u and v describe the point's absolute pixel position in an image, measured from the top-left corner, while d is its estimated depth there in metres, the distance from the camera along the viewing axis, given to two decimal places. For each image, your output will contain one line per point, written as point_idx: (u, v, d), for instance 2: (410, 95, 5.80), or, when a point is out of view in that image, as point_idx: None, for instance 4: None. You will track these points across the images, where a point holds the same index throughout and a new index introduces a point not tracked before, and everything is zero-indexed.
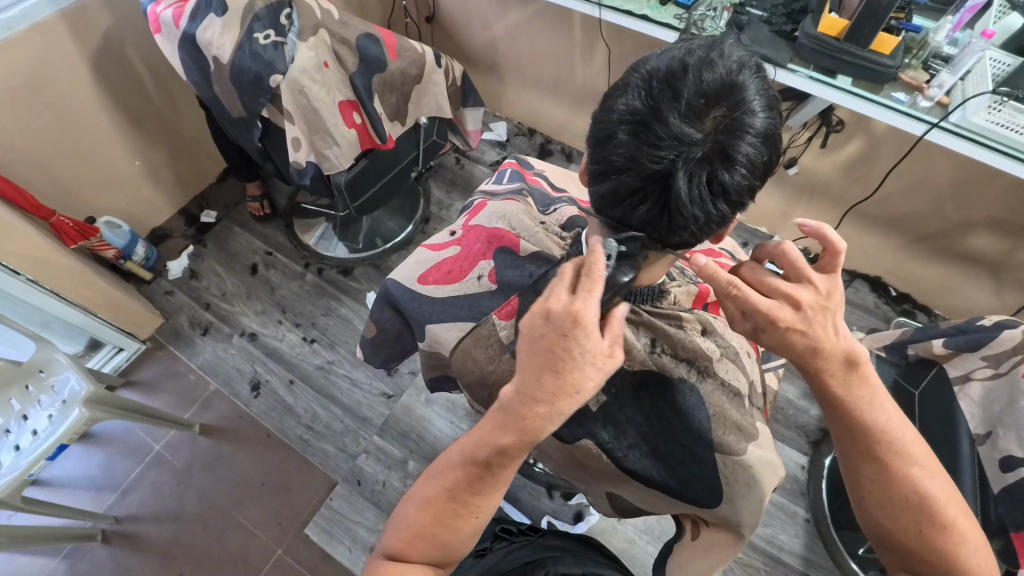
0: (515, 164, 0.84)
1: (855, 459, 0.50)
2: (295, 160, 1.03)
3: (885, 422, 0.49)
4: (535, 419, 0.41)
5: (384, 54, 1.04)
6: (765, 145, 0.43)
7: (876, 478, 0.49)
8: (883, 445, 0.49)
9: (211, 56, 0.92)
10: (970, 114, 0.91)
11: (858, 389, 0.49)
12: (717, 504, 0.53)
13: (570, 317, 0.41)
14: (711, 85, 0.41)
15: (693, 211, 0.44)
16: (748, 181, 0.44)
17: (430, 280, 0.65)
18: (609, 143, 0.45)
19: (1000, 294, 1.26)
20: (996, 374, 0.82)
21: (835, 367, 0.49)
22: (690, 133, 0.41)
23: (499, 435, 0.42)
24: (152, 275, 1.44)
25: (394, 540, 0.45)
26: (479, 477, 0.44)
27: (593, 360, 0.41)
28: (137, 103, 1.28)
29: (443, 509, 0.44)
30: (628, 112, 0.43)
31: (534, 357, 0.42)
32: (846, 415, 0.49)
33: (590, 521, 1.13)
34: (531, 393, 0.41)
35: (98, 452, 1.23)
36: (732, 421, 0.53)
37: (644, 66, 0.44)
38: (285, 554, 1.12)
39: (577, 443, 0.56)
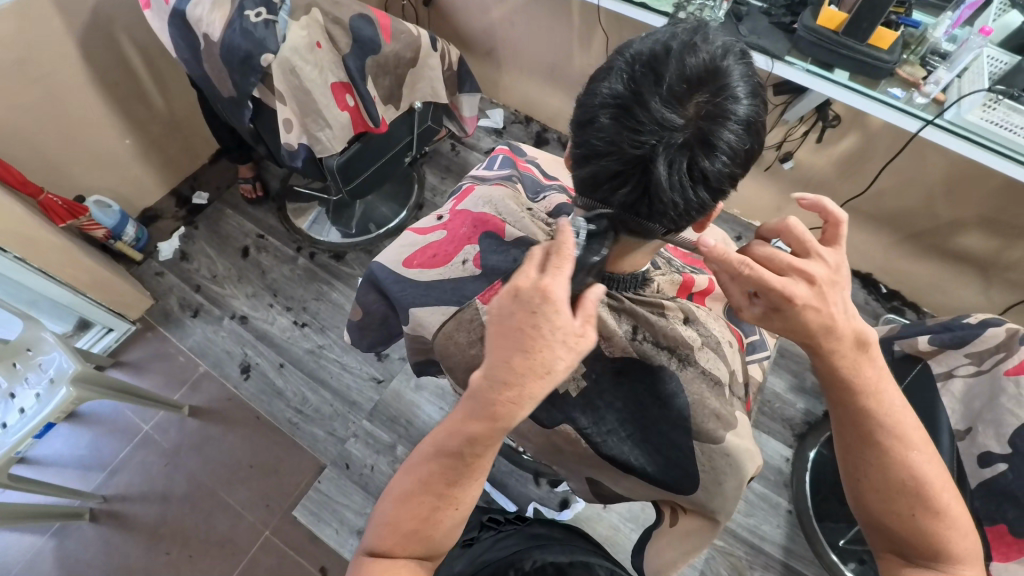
0: (506, 150, 0.83)
1: (853, 442, 0.50)
2: (287, 141, 1.02)
3: (889, 405, 0.49)
4: (506, 403, 0.41)
5: (379, 36, 1.02)
6: (747, 132, 0.43)
7: (874, 461, 0.48)
8: (884, 426, 0.48)
9: (201, 33, 0.91)
10: (965, 111, 0.91)
11: (869, 370, 0.49)
12: (694, 492, 0.53)
13: (538, 293, 0.42)
14: (695, 69, 0.41)
15: (673, 197, 0.44)
16: (730, 168, 0.44)
17: (415, 263, 0.65)
18: (592, 126, 0.45)
19: (988, 293, 1.27)
20: (978, 371, 0.83)
21: (842, 345, 0.48)
22: (671, 119, 0.41)
23: (470, 424, 0.42)
24: (142, 256, 1.43)
25: (378, 538, 0.45)
26: (454, 469, 0.44)
27: (564, 338, 0.41)
28: (127, 79, 1.26)
29: (422, 502, 0.45)
30: (611, 96, 0.43)
31: (504, 336, 0.42)
32: (851, 393, 0.49)
33: (576, 508, 1.14)
34: (500, 377, 0.41)
35: (87, 432, 1.23)
36: (710, 409, 0.53)
37: (629, 49, 0.44)
38: (272, 535, 1.13)
39: (559, 429, 0.56)
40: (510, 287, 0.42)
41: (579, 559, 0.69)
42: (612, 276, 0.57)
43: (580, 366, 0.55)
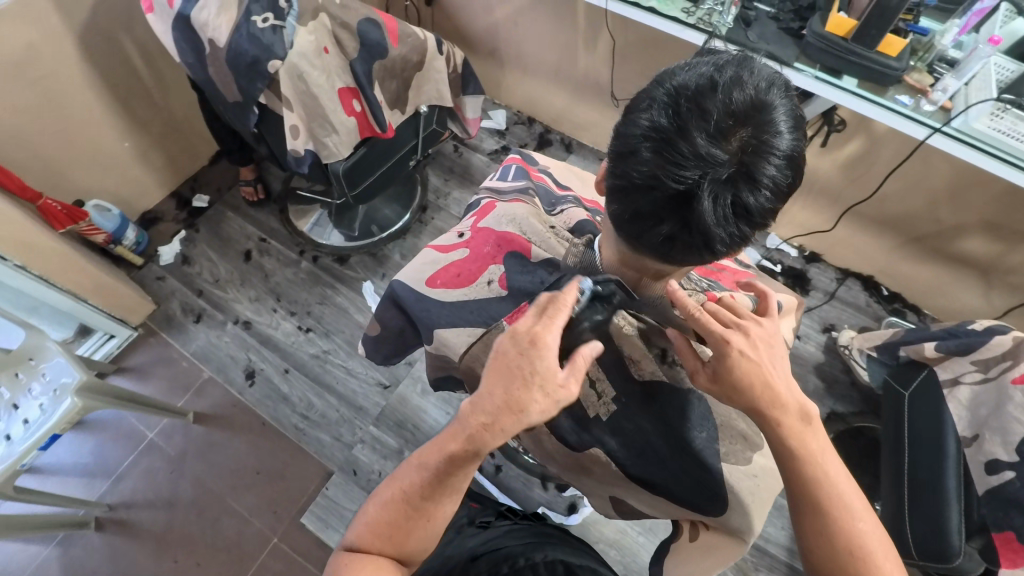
0: (519, 160, 0.83)
1: (800, 508, 0.46)
2: (294, 148, 1.01)
3: (830, 469, 0.46)
4: (479, 429, 0.41)
5: (385, 40, 1.01)
6: (789, 167, 0.43)
7: (822, 529, 0.45)
8: (828, 492, 0.45)
9: (206, 38, 0.90)
10: (973, 120, 0.92)
11: (812, 441, 0.47)
12: (722, 513, 0.53)
13: (530, 337, 0.43)
14: (740, 105, 0.41)
15: (716, 231, 0.44)
16: (771, 202, 0.44)
17: (438, 283, 0.64)
18: (631, 158, 0.44)
19: (988, 296, 1.28)
20: (984, 378, 0.84)
21: (786, 416, 0.46)
22: (716, 154, 0.41)
23: (448, 443, 0.43)
24: (143, 260, 1.41)
25: (357, 534, 0.47)
26: (430, 483, 0.45)
27: (544, 383, 0.42)
28: (126, 80, 1.24)
29: (399, 509, 0.45)
30: (652, 128, 0.42)
31: (493, 372, 0.43)
32: (794, 458, 0.46)
33: (583, 513, 1.14)
34: (478, 404, 0.42)
35: (90, 439, 1.22)
36: (738, 431, 0.55)
37: (670, 81, 0.43)
38: (280, 542, 1.13)
39: (587, 450, 0.57)
40: (509, 326, 0.44)
41: (586, 564, 0.70)
42: (641, 300, 0.58)
43: (610, 390, 0.57)
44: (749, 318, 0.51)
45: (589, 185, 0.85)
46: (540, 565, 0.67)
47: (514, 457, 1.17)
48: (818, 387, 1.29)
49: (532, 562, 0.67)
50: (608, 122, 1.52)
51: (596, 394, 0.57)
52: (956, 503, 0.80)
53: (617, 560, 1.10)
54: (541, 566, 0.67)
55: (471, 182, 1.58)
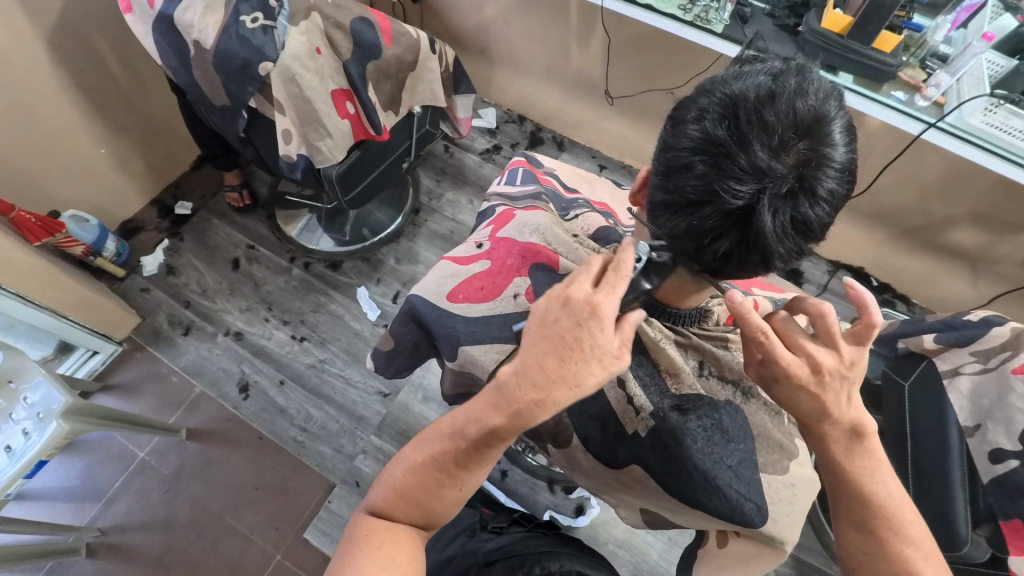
0: (525, 163, 0.81)
1: (845, 524, 0.50)
2: (286, 153, 0.97)
3: (884, 495, 0.49)
4: (530, 405, 0.40)
5: (380, 40, 0.98)
6: (844, 177, 0.43)
7: (868, 550, 0.49)
8: (879, 516, 0.48)
9: (191, 40, 0.85)
10: (967, 115, 0.93)
11: (862, 459, 0.49)
12: (763, 523, 0.53)
13: (588, 306, 0.41)
14: (799, 116, 0.41)
15: (774, 245, 0.43)
16: (828, 213, 0.44)
17: (461, 297, 0.63)
18: (683, 171, 0.44)
19: (976, 285, 1.32)
20: (985, 369, 0.83)
21: (837, 437, 0.48)
22: (776, 167, 0.40)
23: (490, 415, 0.42)
24: (125, 271, 1.36)
25: (381, 498, 0.46)
26: (465, 453, 0.44)
27: (601, 357, 0.41)
28: (102, 83, 1.18)
29: (428, 477, 0.45)
30: (708, 140, 0.42)
31: (544, 339, 0.41)
32: (847, 483, 0.49)
33: (592, 514, 1.14)
34: (529, 375, 0.41)
35: (78, 461, 1.17)
36: (775, 441, 0.56)
37: (724, 90, 0.42)
38: (284, 559, 1.10)
39: (627, 467, 0.57)
40: (562, 292, 0.42)
41: None
42: (678, 312, 0.59)
43: (647, 405, 0.56)
44: (831, 343, 0.49)
45: (597, 187, 0.84)
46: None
47: (520, 462, 1.16)
48: None
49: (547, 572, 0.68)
50: (601, 119, 1.51)
51: (633, 411, 0.56)
52: (960, 491, 0.81)
53: (627, 561, 1.10)
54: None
55: (464, 183, 1.56)
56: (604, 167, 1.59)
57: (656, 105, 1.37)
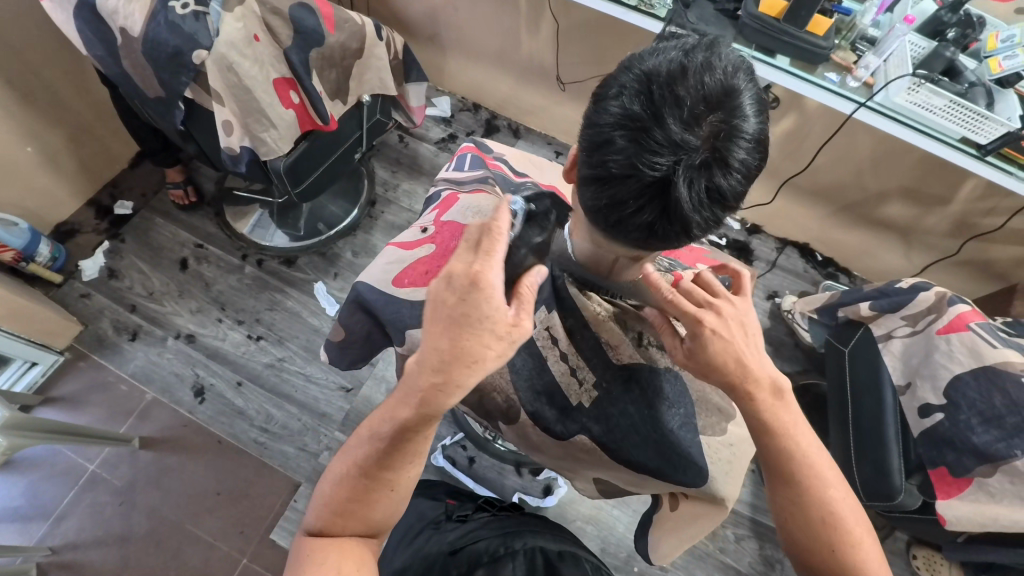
0: (473, 148, 0.82)
1: (775, 480, 0.52)
2: (228, 146, 0.94)
3: (805, 445, 0.52)
4: (431, 390, 0.41)
5: (322, 26, 0.94)
6: (756, 148, 0.45)
7: (793, 497, 0.51)
8: (800, 463, 0.51)
9: (117, 27, 0.81)
10: (892, 95, 0.98)
11: (783, 412, 0.51)
12: (704, 483, 0.56)
13: (468, 278, 0.41)
14: (710, 89, 0.42)
15: (692, 216, 0.45)
16: (742, 185, 0.46)
17: (406, 282, 0.63)
18: (606, 146, 0.45)
19: (908, 256, 1.41)
20: (914, 331, 0.88)
21: (761, 390, 0.51)
22: (690, 140, 0.42)
23: (401, 411, 0.43)
24: (62, 277, 1.29)
25: (315, 518, 0.47)
26: (386, 452, 0.44)
27: (493, 327, 0.41)
28: (21, 75, 1.10)
29: (355, 485, 0.45)
30: (626, 116, 0.43)
31: (435, 323, 0.42)
32: (772, 438, 0.51)
33: (559, 493, 1.16)
34: (426, 363, 0.41)
35: (21, 479, 1.11)
36: (714, 405, 0.59)
37: (640, 66, 0.44)
38: (251, 562, 1.08)
39: (574, 438, 0.58)
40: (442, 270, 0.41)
41: (569, 550, 0.69)
42: (615, 286, 0.61)
43: (591, 377, 0.59)
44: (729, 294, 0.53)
45: (547, 171, 0.85)
46: (519, 553, 0.67)
47: (487, 447, 1.17)
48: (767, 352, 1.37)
49: (512, 550, 0.67)
50: (554, 106, 1.53)
51: (577, 382, 0.58)
52: (895, 446, 0.85)
53: (595, 536, 1.12)
54: (521, 553, 0.67)
55: (420, 173, 1.54)
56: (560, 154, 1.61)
57: None
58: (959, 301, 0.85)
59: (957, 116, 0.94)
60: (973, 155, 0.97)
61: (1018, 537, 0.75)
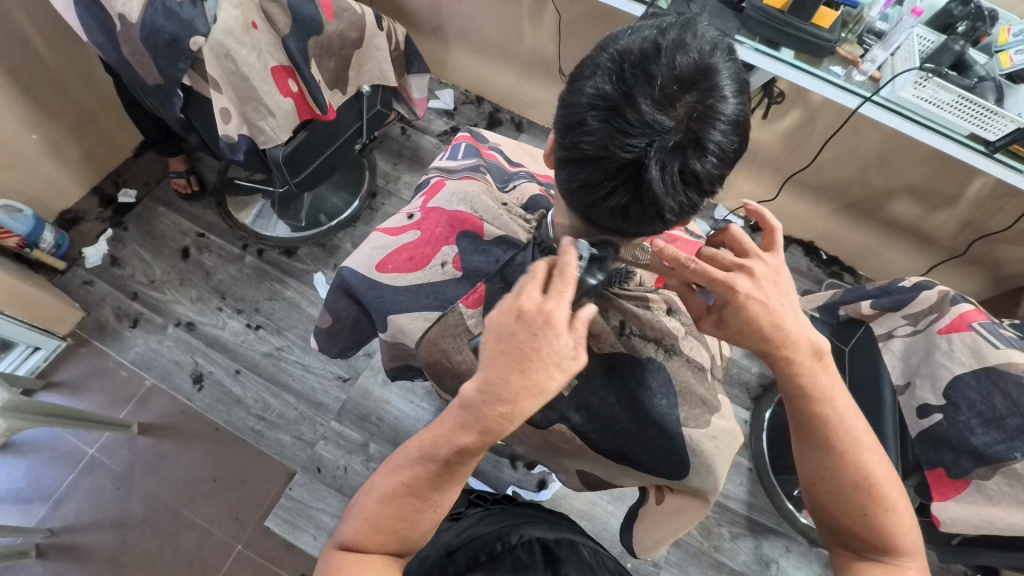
0: (468, 137, 0.81)
1: (808, 445, 0.51)
2: (227, 133, 0.94)
3: (841, 410, 0.51)
4: (496, 423, 0.40)
5: (320, 15, 0.94)
6: (734, 131, 0.44)
7: (828, 462, 0.50)
8: (837, 429, 0.50)
9: (116, 14, 0.82)
10: (899, 89, 0.96)
11: (821, 377, 0.51)
12: (686, 476, 0.57)
13: (542, 315, 0.40)
14: (684, 69, 0.42)
15: (666, 200, 0.45)
16: (719, 168, 0.45)
17: (390, 267, 0.64)
18: (579, 128, 0.44)
19: (914, 255, 1.39)
20: (915, 331, 0.86)
21: (801, 356, 0.50)
22: (662, 120, 0.41)
23: (462, 436, 0.42)
24: (66, 264, 1.30)
25: (351, 530, 0.46)
26: (438, 476, 0.44)
27: (560, 361, 0.40)
28: (26, 64, 1.11)
29: (402, 503, 0.45)
30: (599, 97, 0.43)
31: (503, 354, 0.40)
32: (806, 405, 0.51)
33: (553, 487, 1.16)
34: (493, 393, 0.40)
35: (22, 462, 1.13)
36: (697, 396, 0.59)
37: (615, 46, 0.43)
38: (245, 549, 1.09)
39: (552, 427, 0.59)
40: (513, 303, 0.40)
41: (564, 537, 0.69)
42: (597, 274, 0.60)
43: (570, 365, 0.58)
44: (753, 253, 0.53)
45: (541, 162, 0.85)
46: (517, 548, 0.66)
47: None
48: None
49: (510, 546, 0.66)
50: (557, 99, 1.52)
51: None
52: (893, 445, 0.84)
53: (588, 531, 1.12)
54: (519, 549, 0.65)
55: (421, 166, 1.54)
56: None
57: None
58: (962, 300, 0.83)
59: (965, 112, 0.92)
60: (982, 152, 0.95)
61: (1016, 541, 0.73)
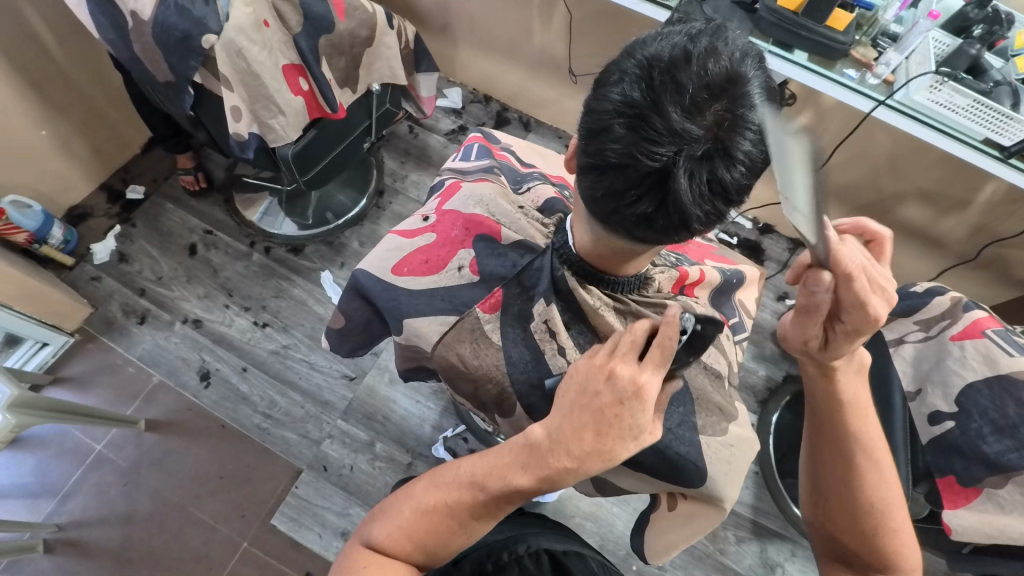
0: (481, 138, 0.81)
1: (824, 450, 0.56)
2: (237, 132, 0.93)
3: (861, 426, 0.55)
4: (559, 473, 0.44)
5: (331, 13, 0.94)
6: (763, 140, 0.43)
7: (840, 468, 0.55)
8: (852, 440, 0.55)
9: (128, 11, 0.82)
10: (913, 92, 0.95)
11: (847, 392, 0.55)
12: (702, 484, 0.57)
13: (633, 386, 0.43)
14: (714, 77, 0.41)
15: (693, 209, 0.44)
16: (746, 177, 0.44)
17: (405, 270, 0.64)
18: (605, 135, 0.44)
19: (924, 259, 1.38)
20: (927, 337, 0.85)
21: (848, 369, 0.54)
22: (690, 129, 0.41)
23: (522, 476, 0.45)
24: (73, 260, 1.30)
25: (381, 532, 0.47)
26: (486, 505, 0.46)
27: (635, 435, 0.44)
28: (35, 59, 1.11)
29: (440, 520, 0.47)
30: (626, 103, 0.42)
31: (585, 412, 0.44)
32: (831, 412, 0.55)
33: (559, 489, 1.16)
34: (567, 447, 0.43)
35: (30, 457, 1.13)
36: (714, 403, 0.59)
37: (643, 52, 0.43)
38: (251, 546, 1.09)
39: None
40: (610, 368, 0.43)
41: (573, 548, 0.68)
42: (617, 279, 0.60)
43: None
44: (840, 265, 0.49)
45: (552, 162, 0.84)
46: (525, 558, 0.63)
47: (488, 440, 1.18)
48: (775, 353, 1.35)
49: (516, 556, 0.63)
50: (565, 98, 1.51)
51: None
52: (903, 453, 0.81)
53: (593, 533, 1.12)
54: (527, 560, 0.63)
55: (428, 164, 1.53)
56: None
57: None
58: (975, 307, 0.82)
59: (980, 117, 0.91)
60: (996, 157, 0.94)
61: None
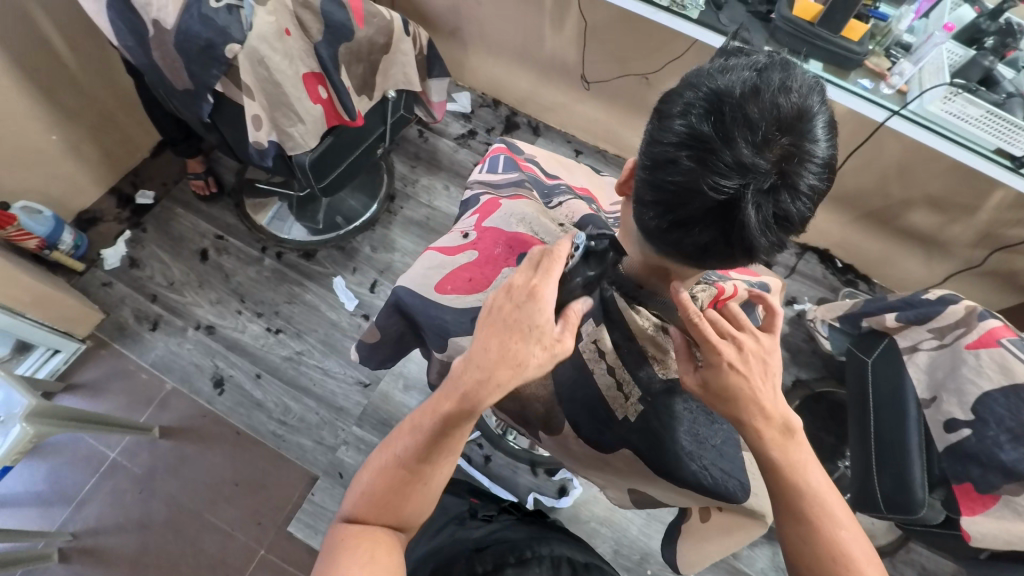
0: (504, 149, 0.81)
1: (782, 517, 0.51)
2: (256, 140, 0.93)
3: (814, 485, 0.51)
4: (475, 386, 0.44)
5: (351, 21, 0.94)
6: (823, 172, 0.45)
7: (804, 535, 0.50)
8: (808, 501, 0.50)
9: (150, 20, 0.81)
10: (927, 103, 0.96)
11: (795, 453, 0.51)
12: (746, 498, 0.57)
13: (527, 290, 0.46)
14: (784, 113, 0.42)
15: (758, 240, 0.45)
16: (807, 207, 0.46)
17: (448, 288, 0.64)
18: (669, 166, 0.45)
19: (930, 264, 1.39)
20: (941, 345, 0.87)
21: (777, 429, 0.50)
22: (760, 164, 0.42)
23: (443, 402, 0.45)
24: (84, 265, 1.29)
25: (351, 505, 0.47)
26: (428, 445, 0.46)
27: (540, 336, 0.45)
28: (46, 63, 1.10)
29: (393, 475, 0.46)
30: (693, 136, 0.43)
31: (492, 326, 0.45)
32: (780, 475, 0.50)
33: (574, 494, 1.17)
34: (475, 361, 0.44)
35: (43, 464, 1.13)
36: None
37: (709, 85, 0.43)
38: (268, 553, 1.09)
39: (616, 450, 0.62)
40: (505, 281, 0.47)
41: (592, 560, 0.70)
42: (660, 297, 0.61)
43: (636, 390, 0.61)
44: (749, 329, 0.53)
45: (576, 173, 0.85)
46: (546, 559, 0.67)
47: (503, 446, 1.18)
48: (785, 357, 1.36)
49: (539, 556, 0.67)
50: (574, 103, 1.51)
51: (623, 397, 0.61)
52: (917, 458, 0.85)
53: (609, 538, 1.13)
54: (548, 562, 0.66)
55: (438, 168, 1.53)
56: (579, 152, 1.61)
57: (631, 90, 1.38)
58: (990, 316, 0.83)
59: (993, 127, 0.92)
60: (1008, 167, 0.95)
61: None
